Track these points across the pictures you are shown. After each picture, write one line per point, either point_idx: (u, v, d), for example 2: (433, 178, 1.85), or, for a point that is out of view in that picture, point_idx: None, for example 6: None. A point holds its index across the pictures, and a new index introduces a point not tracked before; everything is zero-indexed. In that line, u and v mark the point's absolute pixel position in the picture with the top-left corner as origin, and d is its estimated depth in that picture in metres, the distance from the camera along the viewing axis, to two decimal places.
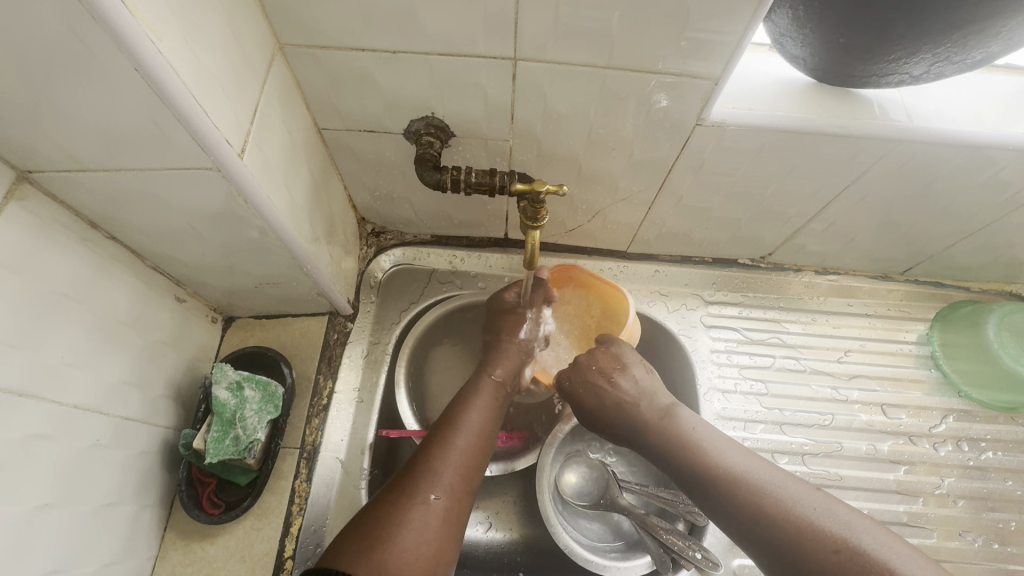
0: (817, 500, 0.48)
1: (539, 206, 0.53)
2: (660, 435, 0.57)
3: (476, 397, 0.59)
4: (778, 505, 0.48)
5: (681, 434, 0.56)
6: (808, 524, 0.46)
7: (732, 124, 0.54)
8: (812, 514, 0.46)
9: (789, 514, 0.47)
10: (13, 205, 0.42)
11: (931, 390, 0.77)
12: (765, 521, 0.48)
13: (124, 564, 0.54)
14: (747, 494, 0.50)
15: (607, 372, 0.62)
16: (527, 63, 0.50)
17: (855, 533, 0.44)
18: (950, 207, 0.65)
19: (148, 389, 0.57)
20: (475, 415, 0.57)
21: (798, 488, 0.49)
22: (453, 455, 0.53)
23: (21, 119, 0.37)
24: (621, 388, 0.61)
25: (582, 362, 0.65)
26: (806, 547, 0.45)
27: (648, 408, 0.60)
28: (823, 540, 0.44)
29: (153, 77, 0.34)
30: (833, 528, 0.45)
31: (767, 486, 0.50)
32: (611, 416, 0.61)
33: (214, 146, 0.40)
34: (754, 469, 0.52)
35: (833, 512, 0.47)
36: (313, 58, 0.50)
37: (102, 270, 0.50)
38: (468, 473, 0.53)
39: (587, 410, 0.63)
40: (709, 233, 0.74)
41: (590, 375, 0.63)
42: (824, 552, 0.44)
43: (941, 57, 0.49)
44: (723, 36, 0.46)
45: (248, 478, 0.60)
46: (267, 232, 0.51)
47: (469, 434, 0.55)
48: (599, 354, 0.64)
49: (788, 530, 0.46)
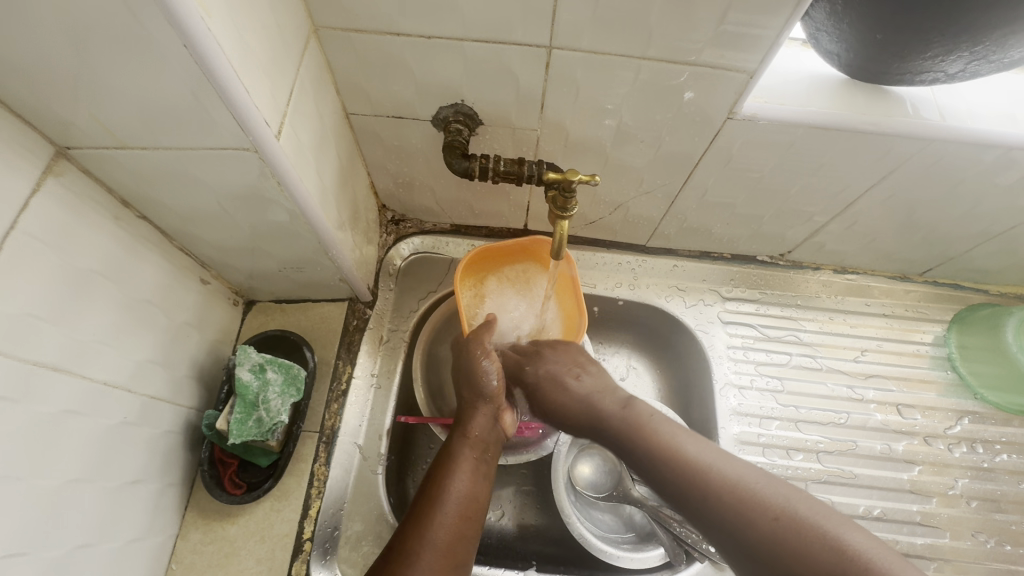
0: (759, 475, 0.51)
1: (569, 195, 0.54)
2: (622, 429, 0.60)
3: (455, 463, 0.57)
4: (727, 484, 0.50)
5: (639, 424, 0.59)
6: (753, 499, 0.48)
7: (764, 119, 0.54)
8: (758, 487, 0.49)
9: (731, 491, 0.49)
10: (51, 180, 0.42)
11: (946, 391, 0.77)
12: (712, 502, 0.50)
13: (147, 541, 0.54)
14: (700, 480, 0.51)
15: (573, 370, 0.66)
16: (562, 52, 0.50)
17: (795, 502, 0.47)
18: (977, 208, 0.65)
19: (173, 369, 0.57)
20: (456, 484, 0.55)
21: (741, 465, 0.52)
22: (437, 535, 0.50)
23: (63, 93, 0.37)
24: (586, 382, 0.65)
25: (548, 358, 0.67)
26: (750, 524, 0.47)
27: (608, 400, 0.63)
28: (764, 510, 0.47)
29: (202, 55, 0.34)
30: (775, 501, 0.47)
31: (716, 467, 0.52)
32: (575, 412, 0.64)
33: (254, 126, 0.40)
34: (700, 451, 0.54)
35: (774, 484, 0.49)
36: (347, 42, 0.50)
37: (133, 249, 0.50)
38: (455, 551, 0.50)
39: (546, 401, 0.66)
40: (730, 229, 0.74)
41: (554, 369, 0.66)
42: (766, 527, 0.46)
43: (979, 55, 0.49)
44: (761, 30, 0.46)
45: (269, 460, 0.60)
46: (296, 215, 0.51)
47: (453, 507, 0.53)
48: (561, 352, 0.68)
49: (735, 508, 0.48)
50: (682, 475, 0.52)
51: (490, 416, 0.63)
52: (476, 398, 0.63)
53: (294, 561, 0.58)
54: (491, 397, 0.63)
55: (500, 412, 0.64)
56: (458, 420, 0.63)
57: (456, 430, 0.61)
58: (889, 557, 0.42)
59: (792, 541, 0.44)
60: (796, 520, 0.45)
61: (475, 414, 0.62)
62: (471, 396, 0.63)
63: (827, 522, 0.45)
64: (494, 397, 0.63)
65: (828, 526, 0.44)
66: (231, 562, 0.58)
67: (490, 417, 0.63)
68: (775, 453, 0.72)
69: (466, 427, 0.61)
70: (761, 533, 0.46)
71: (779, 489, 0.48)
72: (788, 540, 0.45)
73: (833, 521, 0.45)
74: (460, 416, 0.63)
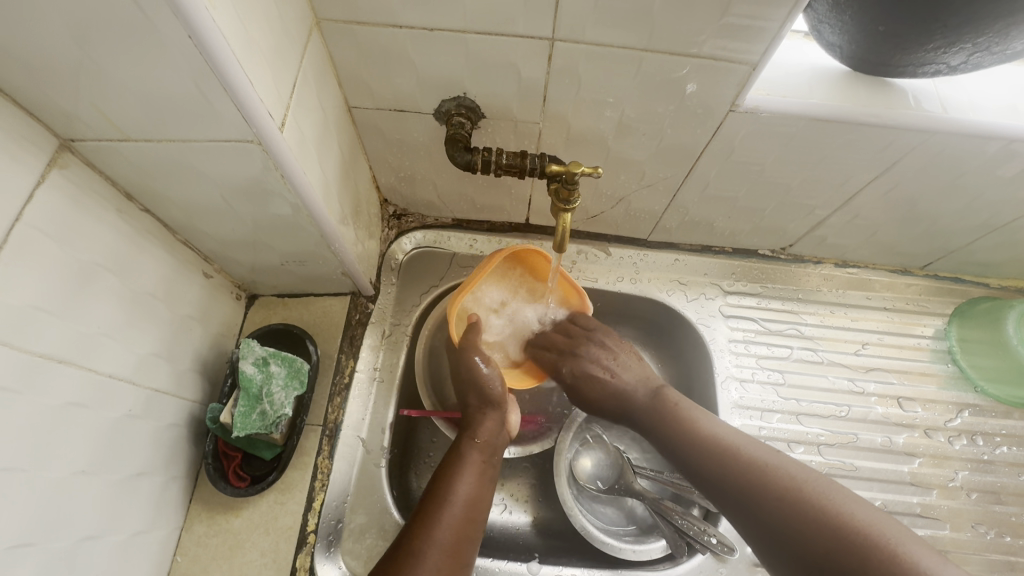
0: (776, 454, 0.56)
1: (572, 187, 0.54)
2: (650, 414, 0.65)
3: (461, 466, 0.58)
4: (742, 459, 0.56)
5: (664, 407, 0.65)
6: (765, 472, 0.54)
7: (767, 111, 0.54)
8: (770, 463, 0.55)
9: (750, 468, 0.55)
10: (55, 172, 0.42)
11: (946, 384, 0.77)
12: (727, 475, 0.56)
13: (151, 533, 0.55)
14: (716, 457, 0.57)
15: (606, 364, 0.70)
16: (565, 44, 0.50)
17: (807, 479, 0.52)
18: (978, 201, 0.65)
19: (176, 363, 0.57)
20: (462, 485, 0.56)
21: (761, 445, 0.58)
22: (442, 535, 0.51)
23: (67, 85, 0.37)
24: (619, 378, 0.69)
25: (583, 353, 0.71)
26: (762, 495, 0.53)
27: (642, 391, 0.68)
28: (776, 484, 0.53)
29: (206, 45, 0.34)
30: (788, 476, 0.53)
31: (733, 443, 0.58)
32: (606, 400, 0.69)
33: (257, 118, 0.40)
34: (723, 430, 0.60)
35: (787, 462, 0.55)
36: (349, 34, 0.50)
37: (136, 242, 0.50)
38: (460, 551, 0.52)
39: (580, 394, 0.71)
40: (731, 223, 0.74)
41: (589, 367, 0.71)
42: (776, 497, 0.52)
43: (981, 46, 0.49)
44: (763, 22, 0.46)
45: (273, 452, 0.61)
46: (299, 208, 0.51)
47: (459, 509, 0.54)
48: (599, 345, 0.72)
49: (750, 480, 0.54)
50: (700, 451, 0.58)
51: (500, 421, 0.63)
52: (483, 403, 0.63)
53: (297, 553, 0.59)
54: (496, 403, 0.63)
55: (506, 417, 0.64)
56: (464, 422, 0.63)
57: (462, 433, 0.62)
58: (892, 528, 0.46)
59: (798, 511, 0.50)
60: (804, 493, 0.51)
61: (486, 418, 0.62)
62: (479, 404, 0.63)
63: (834, 497, 0.50)
64: (501, 403, 0.63)
65: (834, 500, 0.50)
66: (236, 554, 0.58)
67: (500, 421, 0.63)
68: (776, 445, 0.72)
69: (473, 432, 0.61)
70: (771, 504, 0.52)
71: (792, 467, 0.54)
72: (791, 507, 0.50)
73: (843, 498, 0.50)
74: (467, 419, 0.63)
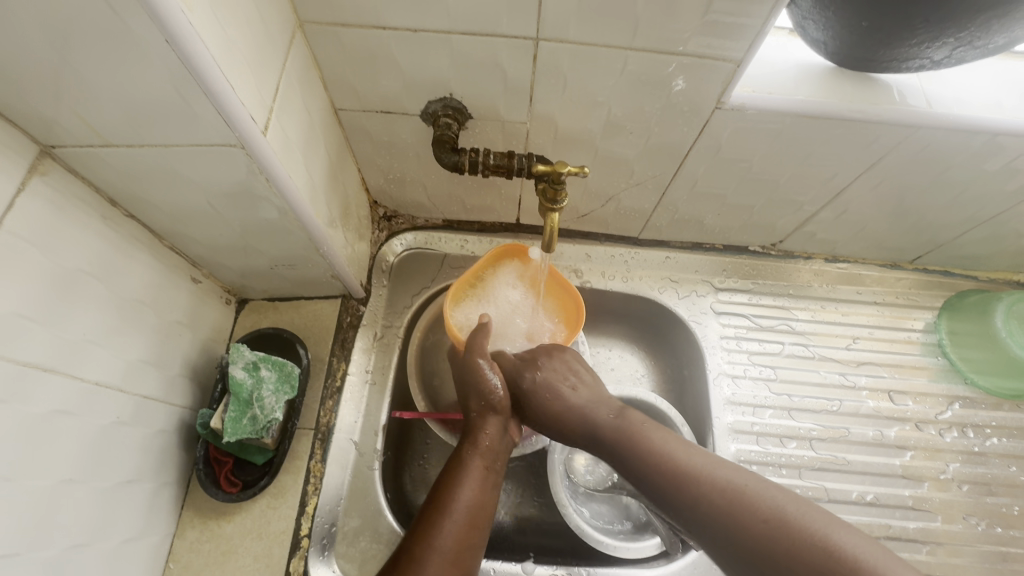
0: (750, 476, 0.51)
1: (559, 186, 0.55)
2: (616, 437, 0.60)
3: (464, 472, 0.57)
4: (714, 487, 0.51)
5: (630, 427, 0.60)
6: (739, 500, 0.49)
7: (752, 108, 0.54)
8: (746, 488, 0.49)
9: (721, 491, 0.50)
10: (36, 179, 0.42)
11: (936, 376, 0.78)
12: (700, 502, 0.51)
13: (142, 541, 0.54)
14: (690, 482, 0.52)
15: (569, 378, 0.65)
16: (550, 44, 0.50)
17: (785, 503, 0.47)
18: (964, 195, 0.65)
19: (165, 368, 0.57)
20: (465, 491, 0.55)
21: (731, 465, 0.53)
22: (445, 543, 0.51)
23: (44, 90, 0.37)
24: (578, 394, 0.64)
25: (542, 366, 0.66)
26: (739, 526, 0.47)
27: (603, 410, 0.62)
28: (754, 512, 0.48)
29: (183, 49, 0.34)
30: (763, 503, 0.48)
31: (705, 467, 0.53)
32: (569, 422, 0.63)
33: (239, 121, 0.40)
34: (691, 454, 0.55)
35: (762, 484, 0.50)
36: (334, 36, 0.50)
37: (121, 248, 0.50)
38: (461, 560, 0.51)
39: (542, 414, 0.64)
40: (721, 220, 0.74)
41: (550, 377, 0.65)
42: (754, 525, 0.47)
43: (964, 41, 0.49)
44: (746, 19, 0.46)
45: (265, 457, 0.60)
46: (286, 212, 0.51)
47: (462, 516, 0.53)
48: (555, 360, 0.67)
49: (726, 507, 0.49)
50: (671, 476, 0.54)
51: (500, 426, 0.62)
52: (484, 407, 0.62)
53: (291, 558, 0.59)
54: (498, 406, 0.62)
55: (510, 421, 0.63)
56: (466, 429, 0.62)
57: (465, 438, 0.61)
58: (876, 554, 0.42)
59: (782, 543, 0.45)
60: (785, 520, 0.46)
61: (486, 425, 0.61)
62: (480, 407, 0.62)
63: (817, 521, 0.45)
64: (504, 408, 0.62)
65: (817, 525, 0.44)
66: (229, 560, 0.58)
67: (501, 426, 0.62)
68: (768, 441, 0.72)
69: (476, 437, 0.60)
70: (751, 535, 0.47)
71: (769, 491, 0.49)
72: (774, 540, 0.45)
73: (826, 523, 0.45)
74: (469, 423, 0.62)
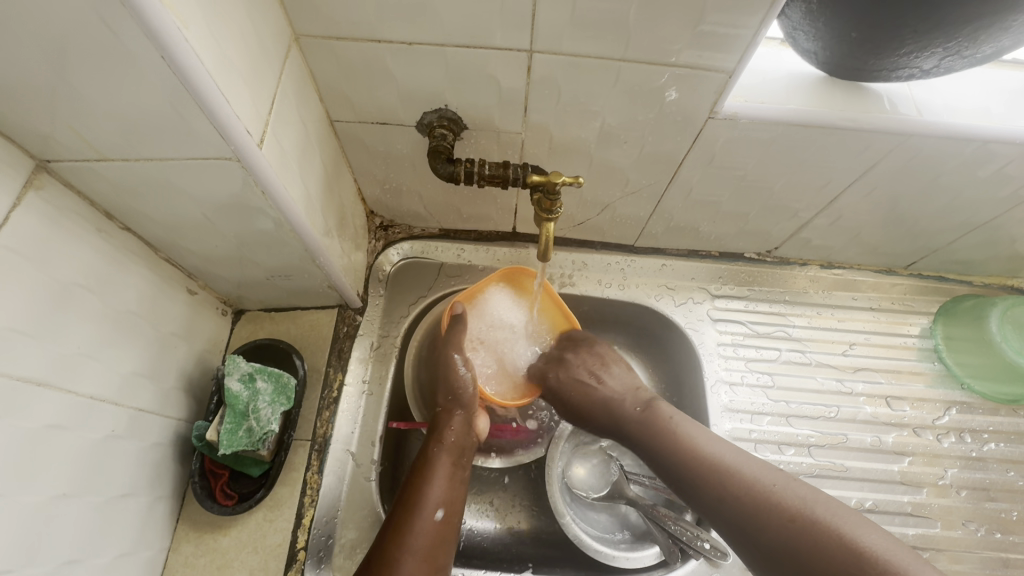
0: (776, 474, 0.53)
1: (554, 197, 0.55)
2: (639, 424, 0.64)
3: (433, 469, 0.58)
4: (740, 482, 0.53)
5: (656, 422, 0.62)
6: (768, 498, 0.51)
7: (745, 118, 0.55)
8: (774, 488, 0.51)
9: (751, 487, 0.52)
10: (32, 194, 0.42)
11: (933, 382, 0.78)
12: (725, 497, 0.53)
13: (137, 555, 0.54)
14: (710, 477, 0.55)
15: (593, 371, 0.71)
16: (543, 56, 0.50)
17: (813, 503, 0.49)
18: (956, 202, 0.66)
19: (160, 381, 0.57)
20: (434, 489, 0.56)
21: (757, 464, 0.55)
22: (416, 542, 0.52)
23: (38, 106, 0.37)
24: (606, 386, 0.69)
25: (571, 361, 0.72)
26: (765, 523, 0.50)
27: (631, 401, 0.67)
28: (779, 513, 0.49)
29: (178, 65, 0.34)
30: (791, 501, 0.50)
31: (728, 462, 0.55)
32: (597, 410, 0.68)
33: (233, 135, 0.40)
34: (719, 450, 0.57)
35: (787, 484, 0.52)
36: (329, 49, 0.51)
37: (117, 260, 0.50)
38: (434, 558, 0.52)
39: (570, 405, 0.70)
40: (716, 227, 0.74)
41: (576, 373, 0.71)
42: (779, 523, 0.49)
43: (952, 51, 0.49)
44: (739, 30, 0.47)
45: (261, 469, 0.60)
46: (282, 223, 0.51)
47: (432, 512, 0.54)
48: (583, 354, 0.72)
49: (750, 504, 0.51)
50: (696, 471, 0.56)
51: (466, 422, 0.64)
52: (453, 403, 0.64)
53: (287, 570, 0.58)
54: (464, 403, 0.64)
55: (475, 418, 0.65)
56: (431, 426, 0.63)
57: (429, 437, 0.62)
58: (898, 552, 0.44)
59: (806, 540, 0.47)
60: (809, 518, 0.48)
61: (452, 421, 0.63)
62: (447, 403, 0.64)
63: (842, 523, 0.47)
64: (469, 405, 0.64)
65: (844, 527, 0.46)
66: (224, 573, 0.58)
67: (465, 423, 0.63)
68: (766, 448, 0.72)
69: (442, 434, 0.61)
70: (777, 532, 0.49)
71: (798, 489, 0.51)
72: (800, 537, 0.47)
73: (851, 525, 0.46)
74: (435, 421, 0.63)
